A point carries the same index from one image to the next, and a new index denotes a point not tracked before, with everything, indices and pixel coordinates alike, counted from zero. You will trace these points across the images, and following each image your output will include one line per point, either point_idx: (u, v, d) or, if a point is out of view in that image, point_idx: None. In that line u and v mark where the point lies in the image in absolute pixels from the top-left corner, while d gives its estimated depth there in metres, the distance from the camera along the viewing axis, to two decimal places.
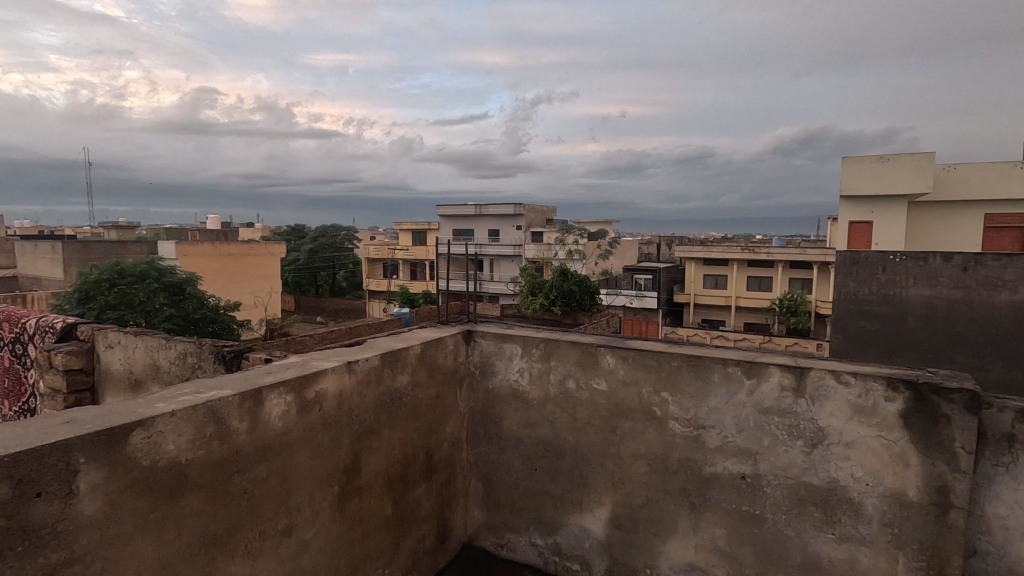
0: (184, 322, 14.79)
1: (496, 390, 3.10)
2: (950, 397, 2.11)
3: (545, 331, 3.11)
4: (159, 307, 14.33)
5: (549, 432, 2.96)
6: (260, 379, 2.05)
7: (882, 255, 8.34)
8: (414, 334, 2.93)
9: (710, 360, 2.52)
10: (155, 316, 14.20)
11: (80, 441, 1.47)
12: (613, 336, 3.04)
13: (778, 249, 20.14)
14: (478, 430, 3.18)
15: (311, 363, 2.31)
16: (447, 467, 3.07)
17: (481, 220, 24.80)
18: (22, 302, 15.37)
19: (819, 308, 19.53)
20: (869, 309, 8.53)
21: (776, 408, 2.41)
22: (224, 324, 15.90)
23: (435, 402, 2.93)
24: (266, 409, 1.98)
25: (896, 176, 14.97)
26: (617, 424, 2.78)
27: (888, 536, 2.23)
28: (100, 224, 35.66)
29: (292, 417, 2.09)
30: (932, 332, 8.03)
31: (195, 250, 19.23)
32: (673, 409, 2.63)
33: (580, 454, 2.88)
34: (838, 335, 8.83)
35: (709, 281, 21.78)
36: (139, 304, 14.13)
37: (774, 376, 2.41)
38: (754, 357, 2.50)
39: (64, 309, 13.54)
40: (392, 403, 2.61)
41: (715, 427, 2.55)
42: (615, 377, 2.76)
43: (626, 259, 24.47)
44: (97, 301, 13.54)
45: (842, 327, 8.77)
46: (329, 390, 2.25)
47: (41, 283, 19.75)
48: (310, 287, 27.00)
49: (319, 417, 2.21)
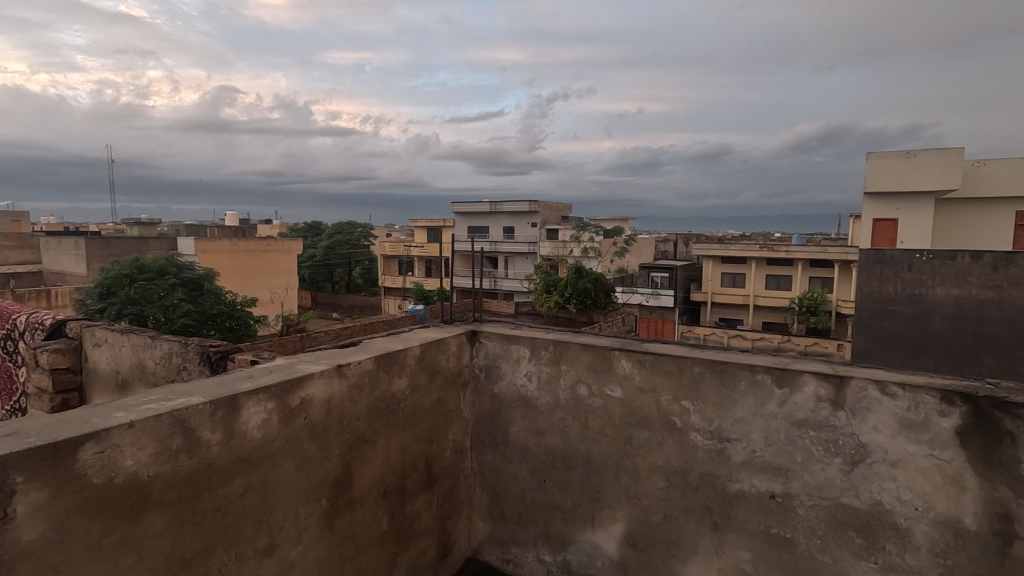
0: (202, 317, 14.77)
1: (503, 395, 2.89)
2: (1016, 413, 1.83)
3: (555, 332, 2.88)
4: (177, 302, 14.38)
5: (559, 441, 2.75)
6: (237, 385, 1.86)
7: (907, 255, 8.63)
8: (414, 334, 2.73)
9: (737, 367, 2.28)
10: (173, 311, 14.26)
11: (18, 457, 1.30)
12: (630, 338, 2.81)
13: (799, 248, 19.65)
14: (483, 437, 2.97)
15: (297, 366, 2.11)
16: (449, 476, 2.86)
17: (496, 218, 24.50)
18: (47, 298, 15.58)
19: (840, 308, 19.03)
20: (893, 309, 8.84)
21: (811, 421, 2.17)
22: (241, 320, 15.94)
23: (436, 408, 2.72)
24: (243, 419, 1.79)
25: (922, 174, 14.42)
26: (632, 434, 2.55)
27: (940, 568, 1.97)
28: (124, 220, 36.31)
29: (273, 426, 1.90)
30: (960, 331, 8.31)
31: (213, 245, 19.37)
32: (694, 419, 2.39)
33: (592, 465, 2.66)
34: (861, 336, 9.20)
35: (726, 280, 21.34)
36: (158, 299, 14.26)
37: (808, 386, 2.16)
38: (786, 364, 2.26)
39: (87, 304, 13.85)
40: (388, 410, 2.41)
41: (740, 440, 2.31)
42: (631, 383, 2.53)
43: (642, 257, 24.08)
44: (119, 295, 13.81)
45: (866, 327, 9.16)
46: (316, 396, 2.06)
47: (65, 278, 20.03)
48: (326, 283, 27.12)
49: (304, 425, 2.02)
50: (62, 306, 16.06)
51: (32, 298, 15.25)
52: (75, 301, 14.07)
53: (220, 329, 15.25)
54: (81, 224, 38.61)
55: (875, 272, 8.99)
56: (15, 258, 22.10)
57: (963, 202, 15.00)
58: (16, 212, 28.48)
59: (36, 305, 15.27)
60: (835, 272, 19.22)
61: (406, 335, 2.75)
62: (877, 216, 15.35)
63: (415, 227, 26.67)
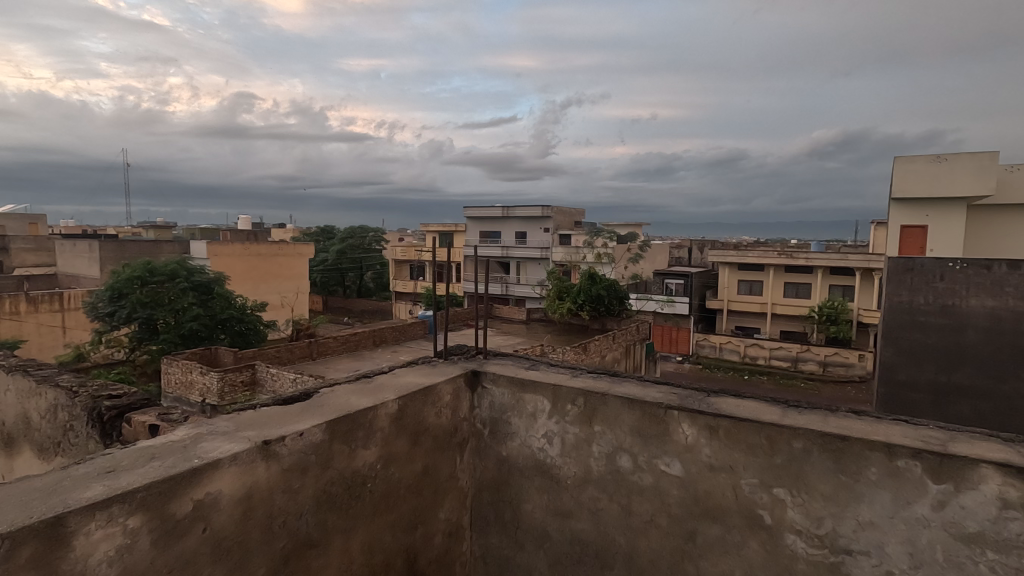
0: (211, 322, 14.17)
1: (513, 458, 2.15)
2: None
3: (586, 376, 2.14)
4: (187, 306, 13.86)
5: (590, 528, 1.99)
6: (78, 490, 1.14)
7: (939, 263, 8.24)
8: (390, 380, 2.01)
9: (861, 446, 1.53)
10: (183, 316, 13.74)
11: None
12: (686, 386, 2.04)
13: (819, 255, 18.67)
14: (488, 513, 2.23)
15: (196, 447, 1.37)
16: (439, 569, 2.11)
17: (509, 223, 23.67)
18: (59, 301, 15.15)
19: (861, 317, 18.16)
20: (925, 320, 8.35)
21: (990, 538, 1.40)
22: (253, 325, 15.10)
23: (420, 481, 1.98)
24: (78, 553, 1.07)
25: (953, 182, 13.35)
26: (697, 529, 1.79)
27: None
28: (141, 225, 36.23)
29: (139, 555, 1.16)
30: (996, 345, 7.89)
31: (225, 249, 18.90)
32: (794, 516, 1.63)
33: (636, 565, 1.90)
34: (889, 348, 8.66)
35: (743, 287, 20.36)
36: (169, 303, 13.86)
37: (988, 484, 1.40)
38: (942, 444, 1.49)
39: (97, 307, 13.48)
40: (348, 495, 1.68)
41: (869, 554, 1.54)
42: (697, 458, 1.77)
43: (657, 264, 23.20)
44: (129, 298, 13.47)
45: (893, 340, 8.64)
46: (225, 493, 1.33)
47: (79, 282, 19.64)
48: (338, 287, 26.61)
49: (202, 542, 1.28)
50: (74, 310, 15.62)
51: (44, 301, 14.85)
52: (86, 303, 13.79)
53: (230, 334, 14.50)
54: (102, 227, 38.57)
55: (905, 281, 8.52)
56: (32, 261, 21.90)
57: (997, 208, 13.97)
58: (34, 215, 28.28)
59: (48, 309, 14.86)
60: (857, 280, 18.30)
61: (379, 381, 2.00)
62: (905, 223, 14.26)
63: (427, 232, 26.08)
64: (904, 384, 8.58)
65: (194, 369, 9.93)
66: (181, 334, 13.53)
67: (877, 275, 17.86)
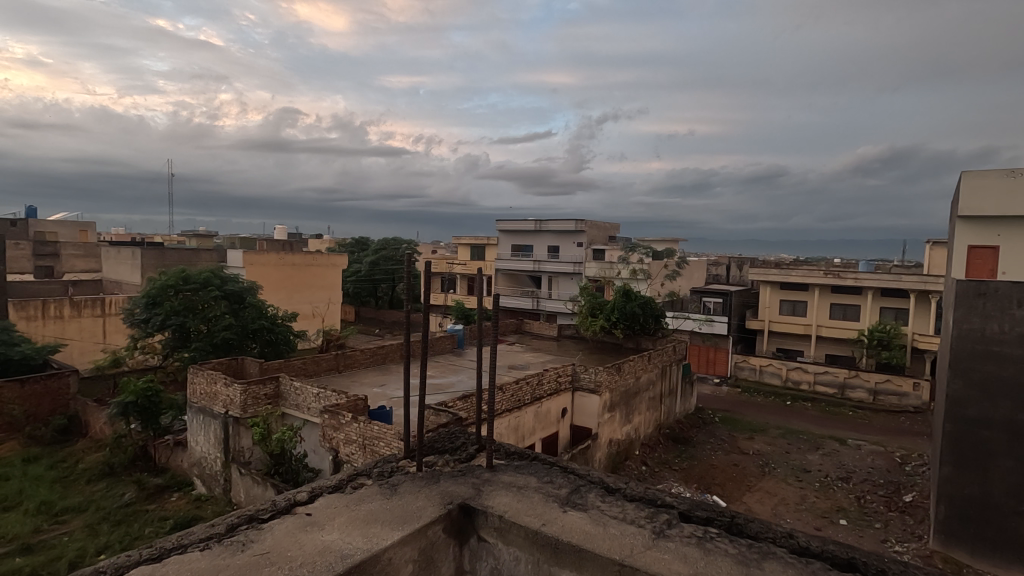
0: (242, 331, 13.42)
1: None
2: None
3: (688, 555, 2.13)
4: (220, 315, 13.27)
5: None
6: None
7: (1018, 287, 6.35)
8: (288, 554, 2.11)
9: None
10: (214, 324, 13.10)
11: None
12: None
13: (871, 274, 16.97)
14: None
15: None
16: None
17: (540, 236, 22.60)
18: (101, 306, 14.84)
19: (915, 343, 16.37)
20: (1000, 350, 6.50)
21: None
22: (284, 335, 14.29)
23: None
24: None
25: None
26: None
27: None
28: (187, 236, 36.52)
29: None
30: None
31: (261, 258, 18.51)
32: None
33: None
34: (956, 380, 6.78)
35: (786, 307, 18.72)
36: (202, 310, 13.29)
37: None
38: None
39: (135, 314, 13.21)
40: None
41: None
42: None
43: (694, 280, 21.80)
44: (163, 306, 13.01)
45: (959, 373, 6.76)
46: None
47: (122, 288, 19.47)
48: (370, 298, 25.93)
49: None
50: (116, 316, 15.29)
51: (87, 306, 14.60)
52: (125, 310, 13.51)
53: (261, 344, 13.72)
54: (149, 236, 39.08)
55: (975, 308, 6.69)
56: (80, 266, 22.07)
57: None
58: (86, 222, 28.50)
59: (90, 314, 14.61)
60: (910, 302, 16.54)
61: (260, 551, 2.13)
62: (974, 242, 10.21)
63: (459, 245, 25.33)
64: (974, 422, 6.66)
65: (219, 378, 9.04)
66: (211, 342, 12.80)
67: (935, 296, 16.04)
